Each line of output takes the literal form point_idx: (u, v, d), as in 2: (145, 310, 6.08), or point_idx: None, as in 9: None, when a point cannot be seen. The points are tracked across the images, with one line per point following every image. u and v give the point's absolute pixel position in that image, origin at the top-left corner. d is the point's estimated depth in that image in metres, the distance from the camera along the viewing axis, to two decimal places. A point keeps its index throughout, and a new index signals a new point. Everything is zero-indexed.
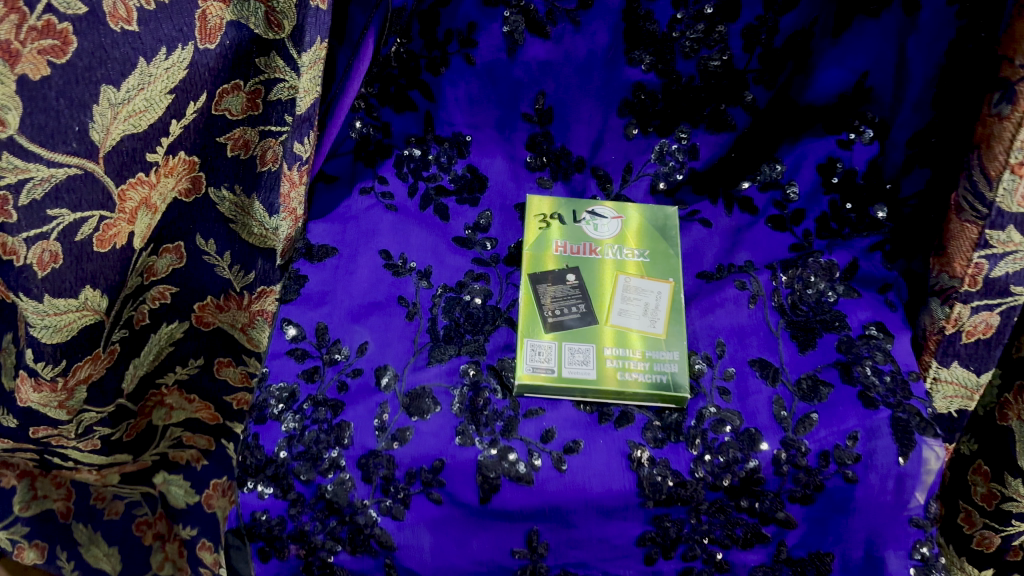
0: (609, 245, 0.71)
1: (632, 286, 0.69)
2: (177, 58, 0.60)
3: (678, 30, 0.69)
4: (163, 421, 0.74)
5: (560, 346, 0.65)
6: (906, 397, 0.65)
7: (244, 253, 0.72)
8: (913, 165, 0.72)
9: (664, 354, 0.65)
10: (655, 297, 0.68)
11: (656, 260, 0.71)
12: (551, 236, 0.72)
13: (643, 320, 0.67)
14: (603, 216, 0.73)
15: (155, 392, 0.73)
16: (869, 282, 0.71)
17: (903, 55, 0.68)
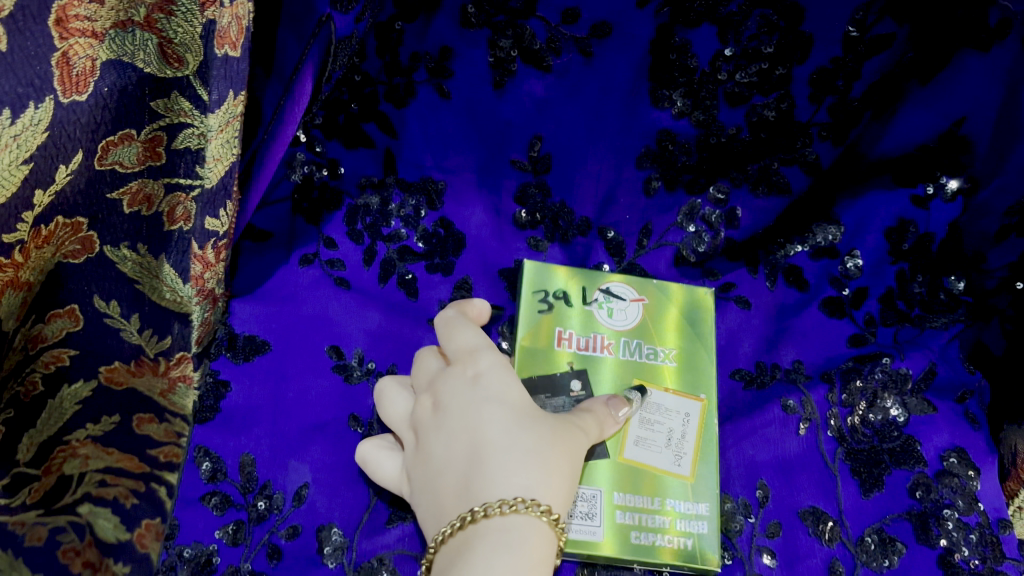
0: (626, 340, 0.56)
1: (654, 405, 0.54)
2: (29, 121, 0.38)
3: (725, 71, 0.54)
4: (79, 471, 0.47)
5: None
6: (998, 561, 0.51)
7: (158, 315, 0.50)
8: (1009, 233, 0.56)
9: (691, 506, 0.51)
10: (684, 423, 0.53)
11: (686, 365, 0.55)
12: (553, 323, 0.56)
13: (666, 457, 0.52)
14: (621, 296, 0.57)
15: (63, 446, 0.47)
16: (946, 390, 0.57)
17: (1016, 100, 0.51)
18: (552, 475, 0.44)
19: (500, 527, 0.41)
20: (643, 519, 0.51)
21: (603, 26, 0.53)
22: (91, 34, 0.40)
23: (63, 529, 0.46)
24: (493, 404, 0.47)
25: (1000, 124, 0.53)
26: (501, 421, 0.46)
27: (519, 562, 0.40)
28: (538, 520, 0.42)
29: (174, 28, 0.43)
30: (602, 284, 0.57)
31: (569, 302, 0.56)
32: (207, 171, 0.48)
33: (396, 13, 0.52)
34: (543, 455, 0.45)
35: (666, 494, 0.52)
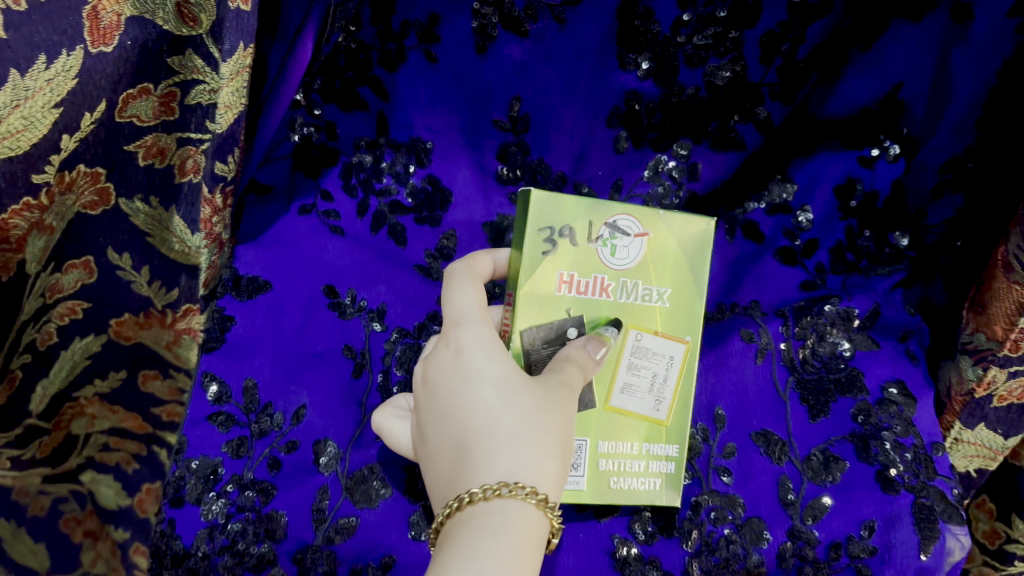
0: (624, 280, 0.52)
1: (642, 349, 0.53)
2: (61, 67, 0.49)
3: (684, 36, 0.58)
4: (86, 430, 0.59)
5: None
6: (930, 476, 0.56)
7: (166, 269, 0.57)
8: (945, 191, 0.62)
9: (666, 451, 0.54)
10: (669, 367, 0.53)
11: (680, 299, 0.53)
12: (555, 265, 0.50)
13: (648, 402, 0.53)
14: (626, 233, 0.51)
15: (71, 403, 0.58)
16: (889, 331, 0.62)
17: (945, 67, 0.58)
18: (537, 452, 0.43)
19: (485, 513, 0.40)
20: (623, 464, 0.52)
21: None
22: None
23: (66, 497, 0.58)
24: (475, 382, 0.46)
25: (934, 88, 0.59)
26: (485, 399, 0.45)
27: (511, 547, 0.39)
28: (525, 503, 0.41)
29: None
30: (608, 218, 0.51)
31: (572, 242, 0.50)
32: (218, 120, 0.55)
33: None
34: (528, 436, 0.44)
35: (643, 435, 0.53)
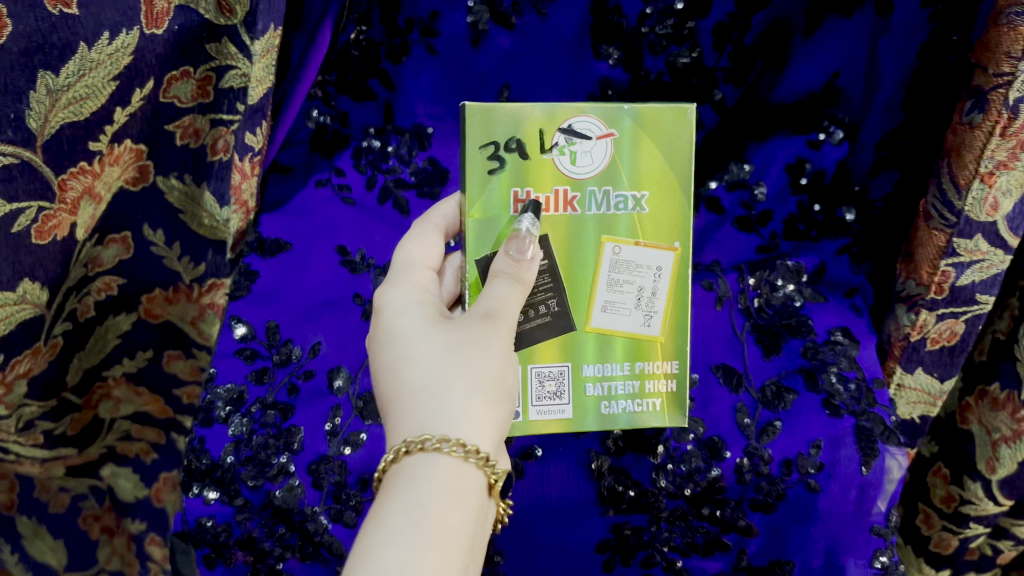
0: (590, 187, 0.55)
1: (623, 263, 0.56)
2: (121, 44, 0.59)
3: (647, 25, 0.68)
4: (109, 415, 0.88)
5: (525, 369, 0.56)
6: (870, 404, 0.64)
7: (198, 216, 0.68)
8: (882, 168, 0.70)
9: (664, 367, 0.58)
10: (656, 278, 0.57)
11: (659, 203, 0.56)
12: (511, 181, 0.54)
13: (637, 316, 0.57)
14: (586, 136, 0.54)
15: (102, 384, 0.86)
16: (836, 286, 0.72)
17: (875, 55, 0.66)
18: (453, 403, 0.46)
19: (405, 471, 0.44)
20: (615, 388, 0.58)
21: None
22: None
23: (82, 495, 0.93)
24: (390, 342, 0.51)
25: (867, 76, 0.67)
26: (395, 358, 0.50)
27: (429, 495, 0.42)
28: (439, 450, 0.44)
29: None
30: (563, 124, 0.54)
31: (524, 155, 0.54)
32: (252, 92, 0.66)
33: None
34: (436, 390, 0.47)
35: (637, 355, 0.58)
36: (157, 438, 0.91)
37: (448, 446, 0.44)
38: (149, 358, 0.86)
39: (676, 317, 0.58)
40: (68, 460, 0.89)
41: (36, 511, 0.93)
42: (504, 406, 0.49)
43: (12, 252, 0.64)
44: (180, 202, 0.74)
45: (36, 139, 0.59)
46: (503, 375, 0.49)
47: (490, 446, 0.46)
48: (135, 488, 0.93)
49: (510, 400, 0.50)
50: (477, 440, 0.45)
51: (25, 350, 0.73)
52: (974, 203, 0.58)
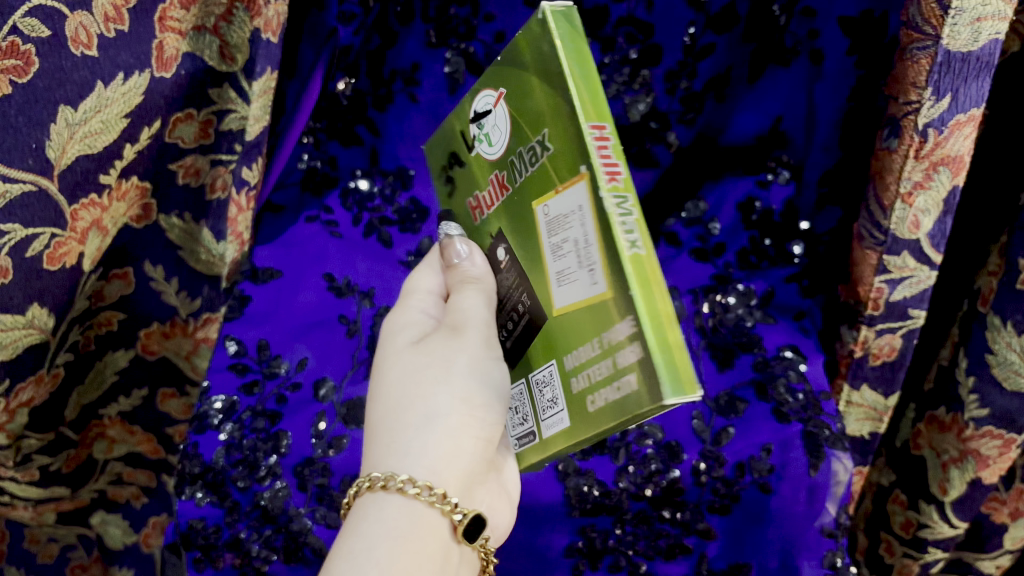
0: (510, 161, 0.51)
1: (555, 220, 0.46)
2: (133, 84, 0.67)
3: (606, 73, 0.75)
4: (103, 454, 0.90)
5: (529, 385, 0.53)
6: (817, 412, 0.69)
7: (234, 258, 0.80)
8: (825, 204, 0.76)
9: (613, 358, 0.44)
10: (581, 222, 0.44)
11: (558, 132, 0.44)
12: (466, 190, 0.58)
13: (583, 277, 0.44)
14: (488, 112, 0.52)
15: (98, 423, 0.88)
16: (785, 309, 0.76)
17: (812, 100, 0.72)
18: (409, 438, 0.50)
19: (369, 511, 0.48)
20: (595, 376, 0.45)
21: None
22: (179, 32, 0.69)
23: (72, 545, 0.93)
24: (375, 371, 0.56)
25: (808, 118, 0.73)
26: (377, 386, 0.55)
27: (387, 536, 0.46)
28: (399, 492, 0.48)
29: (231, 35, 0.71)
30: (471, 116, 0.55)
31: (463, 162, 0.58)
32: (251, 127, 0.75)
33: (380, 43, 0.75)
34: (392, 429, 0.51)
35: (608, 323, 0.43)
36: (147, 482, 0.93)
37: (408, 488, 0.48)
38: (144, 396, 0.89)
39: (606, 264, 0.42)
40: (60, 505, 0.89)
41: (25, 561, 0.92)
42: (469, 434, 0.51)
43: (24, 276, 0.68)
44: (179, 240, 0.81)
45: (53, 168, 0.65)
46: (470, 398, 0.51)
47: (447, 478, 0.49)
48: (125, 536, 0.93)
49: (479, 425, 0.52)
50: (429, 475, 0.49)
51: (28, 378, 0.76)
52: (898, 221, 0.66)
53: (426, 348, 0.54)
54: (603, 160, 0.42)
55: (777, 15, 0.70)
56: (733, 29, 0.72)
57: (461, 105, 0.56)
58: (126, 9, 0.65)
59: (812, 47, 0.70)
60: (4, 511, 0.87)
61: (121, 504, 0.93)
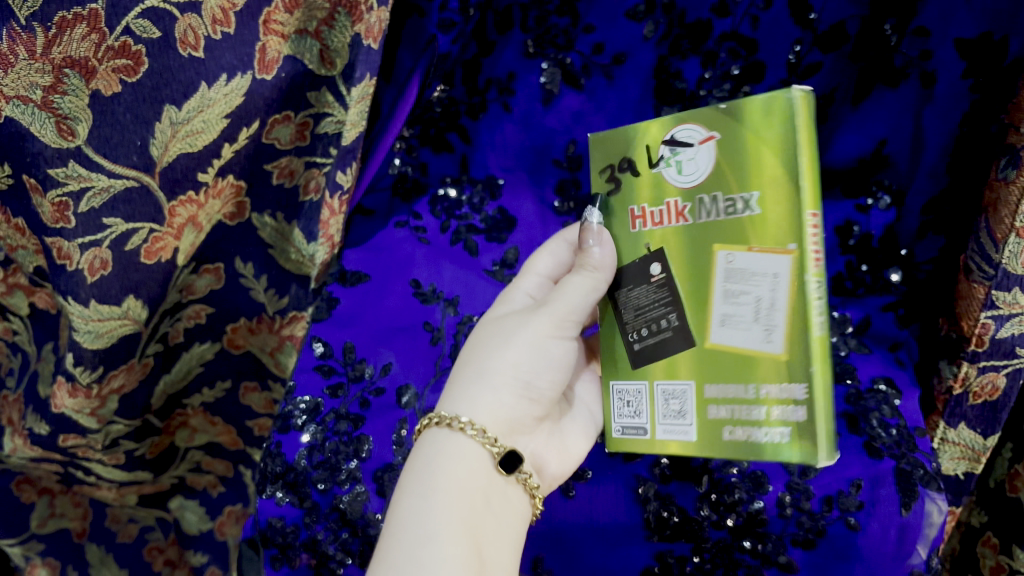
0: (700, 195, 0.53)
1: (738, 270, 0.51)
2: (237, 85, 0.67)
3: (705, 89, 0.73)
4: (186, 442, 0.92)
5: (652, 387, 0.57)
6: (911, 449, 0.66)
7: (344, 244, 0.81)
8: (927, 232, 0.73)
9: (789, 392, 0.49)
10: (772, 287, 0.49)
11: (774, 203, 0.49)
12: (628, 200, 0.58)
13: (757, 331, 0.50)
14: (688, 144, 0.53)
15: (182, 412, 0.90)
16: (880, 340, 0.74)
17: (919, 124, 0.69)
18: (464, 388, 0.59)
19: (423, 446, 0.57)
20: (738, 413, 0.52)
21: (621, 55, 0.73)
22: (281, 35, 0.68)
23: (150, 527, 0.95)
24: (490, 323, 0.63)
25: (914, 143, 0.70)
26: (483, 333, 0.63)
27: (439, 457, 0.56)
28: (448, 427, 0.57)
29: (331, 40, 0.68)
30: (666, 137, 0.55)
31: (637, 170, 0.57)
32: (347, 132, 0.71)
33: (477, 52, 0.76)
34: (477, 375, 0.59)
35: (764, 376, 0.50)
36: (225, 472, 0.94)
37: (456, 423, 0.56)
38: (227, 388, 0.90)
39: (805, 326, 0.48)
40: (141, 488, 0.92)
41: (105, 539, 0.95)
42: (509, 393, 0.59)
43: (123, 269, 0.70)
44: (271, 238, 0.80)
45: (155, 165, 0.67)
46: (519, 364, 0.59)
47: (487, 421, 0.57)
48: (201, 523, 0.93)
49: (521, 383, 0.59)
50: (474, 415, 0.57)
51: (121, 365, 0.78)
52: (1011, 256, 0.63)
53: (502, 322, 0.62)
54: (811, 242, 0.48)
55: (888, 35, 0.67)
56: (842, 47, 0.69)
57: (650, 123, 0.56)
58: (233, 12, 0.65)
59: (924, 69, 0.67)
60: (91, 489, 0.91)
61: (199, 491, 0.93)
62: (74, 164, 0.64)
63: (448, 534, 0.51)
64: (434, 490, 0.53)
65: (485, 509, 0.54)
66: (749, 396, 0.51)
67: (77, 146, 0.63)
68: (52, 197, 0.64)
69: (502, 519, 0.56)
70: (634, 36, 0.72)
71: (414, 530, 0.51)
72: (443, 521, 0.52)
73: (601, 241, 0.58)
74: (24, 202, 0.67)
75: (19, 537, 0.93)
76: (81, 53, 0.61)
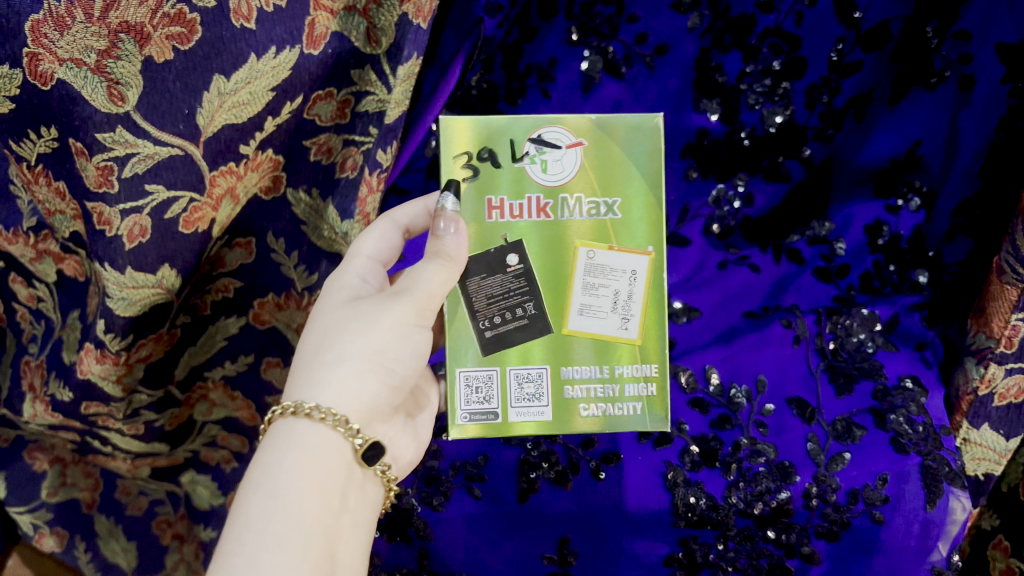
0: (562, 194, 0.62)
1: (598, 266, 0.62)
2: (284, 58, 0.68)
3: (745, 83, 0.74)
4: (203, 416, 0.91)
5: (504, 372, 0.62)
6: (937, 447, 0.67)
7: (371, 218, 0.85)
8: (957, 234, 0.74)
9: (641, 371, 0.63)
10: (631, 281, 0.62)
11: (630, 210, 0.63)
12: (485, 189, 0.62)
13: (615, 319, 0.63)
14: (555, 146, 0.62)
15: (201, 385, 0.89)
16: (907, 338, 0.75)
17: (954, 127, 0.70)
18: (321, 375, 0.57)
19: (275, 436, 0.55)
20: (593, 392, 0.63)
21: (663, 46, 0.74)
22: (329, 11, 0.70)
23: (161, 501, 0.96)
24: (333, 310, 0.60)
25: (948, 145, 0.71)
26: (322, 322, 0.60)
27: (294, 451, 0.54)
28: (306, 417, 0.55)
29: (379, 18, 0.72)
30: (532, 136, 0.62)
31: (497, 162, 0.62)
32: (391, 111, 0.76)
33: (519, 38, 0.76)
34: (330, 363, 0.57)
35: (619, 358, 0.63)
36: (239, 448, 0.94)
37: (315, 413, 0.54)
38: (249, 363, 0.89)
39: (655, 316, 0.63)
40: (155, 461, 0.92)
41: (115, 511, 0.96)
42: (374, 379, 0.58)
43: (160, 237, 0.70)
44: (304, 215, 0.81)
45: (200, 135, 0.67)
46: (383, 351, 0.58)
47: (347, 410, 0.56)
48: (212, 498, 0.95)
49: (382, 369, 0.58)
50: (335, 404, 0.56)
51: (149, 334, 0.78)
52: None
53: (356, 306, 0.60)
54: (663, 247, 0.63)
55: (930, 37, 0.68)
56: (883, 48, 0.70)
57: (516, 120, 0.62)
58: None
59: (962, 72, 0.68)
60: (106, 459, 0.91)
61: (211, 467, 0.95)
62: (121, 130, 0.64)
63: (298, 539, 0.50)
64: (286, 490, 0.51)
65: (339, 508, 0.54)
66: (604, 375, 0.63)
67: (126, 112, 0.63)
68: (98, 161, 0.64)
69: (353, 514, 0.55)
70: (678, 28, 0.73)
71: (263, 533, 0.49)
72: (293, 525, 0.50)
73: (456, 228, 0.60)
74: (66, 166, 0.66)
75: (29, 505, 0.95)
76: (137, 18, 0.61)
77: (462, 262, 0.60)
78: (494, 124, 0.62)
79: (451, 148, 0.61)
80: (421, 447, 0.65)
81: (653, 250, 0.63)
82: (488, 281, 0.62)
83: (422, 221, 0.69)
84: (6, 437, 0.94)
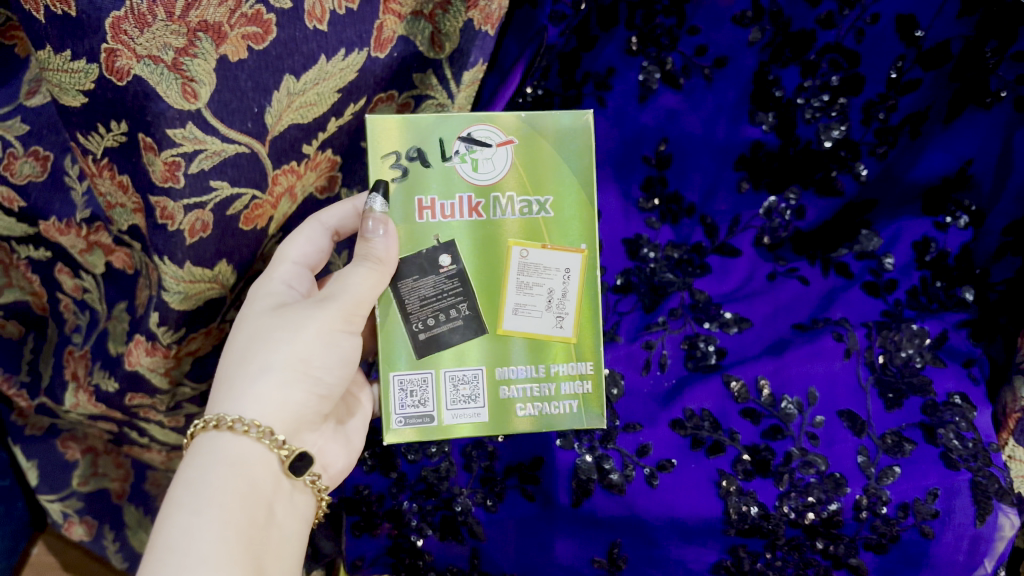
0: (493, 192, 0.63)
1: (530, 266, 0.64)
2: (352, 61, 0.70)
3: (802, 98, 0.75)
4: None
5: (439, 374, 0.63)
6: (987, 463, 0.68)
7: None
8: (1005, 253, 0.74)
9: (576, 369, 0.66)
10: (565, 280, 0.64)
11: (562, 208, 0.64)
12: (414, 189, 0.63)
13: (549, 318, 0.64)
14: (485, 144, 0.63)
15: None
16: (955, 355, 0.74)
17: (1008, 146, 0.70)
18: (244, 386, 0.59)
19: (198, 453, 0.56)
20: (529, 391, 0.65)
21: (723, 59, 0.75)
22: (398, 15, 0.71)
23: None
24: (257, 318, 0.62)
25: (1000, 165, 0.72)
26: (248, 330, 0.62)
27: (219, 466, 0.56)
28: (229, 431, 0.57)
29: (444, 24, 0.74)
30: (462, 134, 0.63)
31: (427, 161, 0.62)
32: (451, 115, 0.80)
33: (577, 46, 0.78)
34: (254, 373, 0.59)
35: (553, 358, 0.65)
36: None
37: (238, 425, 0.57)
38: None
39: (587, 311, 0.65)
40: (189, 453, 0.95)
41: (144, 502, 0.98)
42: (299, 387, 0.60)
43: (221, 231, 0.71)
44: None
45: (267, 133, 0.68)
46: (308, 358, 0.60)
47: (270, 421, 0.58)
48: None
49: (308, 379, 0.61)
50: (258, 416, 0.58)
51: (201, 329, 0.79)
52: None
53: (280, 315, 0.62)
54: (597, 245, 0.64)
55: (988, 56, 0.68)
56: (942, 67, 0.70)
57: (448, 119, 0.62)
58: None
59: (1018, 92, 0.68)
60: (140, 450, 0.94)
61: None
62: (191, 126, 0.64)
63: (221, 553, 0.51)
64: (209, 507, 0.53)
65: (265, 522, 0.56)
66: (540, 373, 0.65)
67: (198, 109, 0.63)
68: (166, 156, 0.64)
69: (279, 526, 0.57)
70: (739, 41, 0.74)
71: (187, 551, 0.50)
72: (218, 539, 0.52)
73: (386, 230, 0.60)
74: (131, 161, 0.66)
75: (59, 493, 0.94)
76: (216, 17, 0.61)
77: (391, 265, 0.61)
78: (423, 122, 0.62)
79: (379, 147, 0.62)
80: (353, 453, 0.67)
81: (586, 248, 0.64)
82: (421, 282, 0.63)
83: (350, 223, 0.69)
84: (40, 425, 0.93)
